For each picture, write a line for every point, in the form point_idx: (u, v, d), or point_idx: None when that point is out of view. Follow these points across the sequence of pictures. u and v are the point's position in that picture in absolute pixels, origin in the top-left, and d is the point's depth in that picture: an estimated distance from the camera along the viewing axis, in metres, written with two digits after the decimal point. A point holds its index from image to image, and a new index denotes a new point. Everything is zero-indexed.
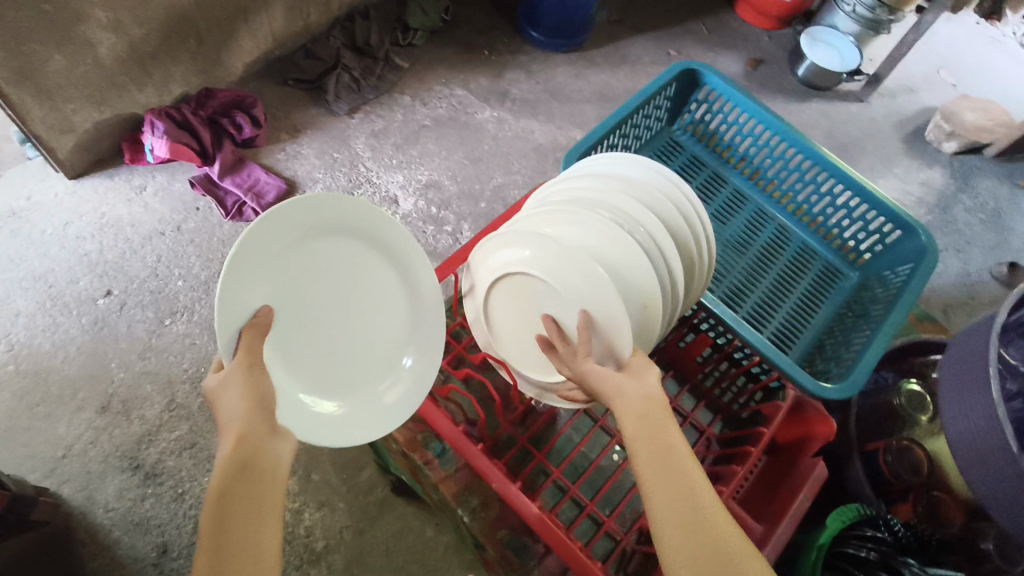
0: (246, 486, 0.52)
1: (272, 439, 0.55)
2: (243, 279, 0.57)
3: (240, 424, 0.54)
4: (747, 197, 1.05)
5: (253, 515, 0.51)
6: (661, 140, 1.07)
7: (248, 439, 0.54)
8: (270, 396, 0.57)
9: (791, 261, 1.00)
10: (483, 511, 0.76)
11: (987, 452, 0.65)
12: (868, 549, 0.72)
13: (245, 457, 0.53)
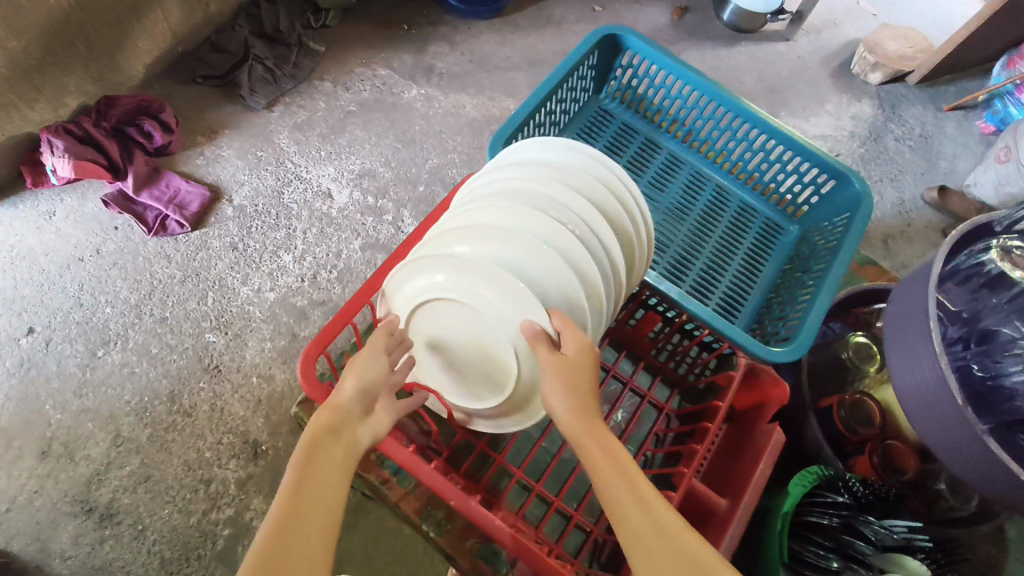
0: (327, 447, 0.57)
1: (360, 422, 0.60)
2: (400, 281, 0.71)
3: (339, 398, 0.61)
4: (682, 160, 1.03)
5: (331, 474, 0.56)
6: (589, 111, 1.04)
7: (340, 410, 0.60)
8: (366, 375, 0.62)
9: (732, 222, 0.98)
10: (448, 524, 0.76)
11: (935, 405, 0.66)
12: (831, 517, 0.74)
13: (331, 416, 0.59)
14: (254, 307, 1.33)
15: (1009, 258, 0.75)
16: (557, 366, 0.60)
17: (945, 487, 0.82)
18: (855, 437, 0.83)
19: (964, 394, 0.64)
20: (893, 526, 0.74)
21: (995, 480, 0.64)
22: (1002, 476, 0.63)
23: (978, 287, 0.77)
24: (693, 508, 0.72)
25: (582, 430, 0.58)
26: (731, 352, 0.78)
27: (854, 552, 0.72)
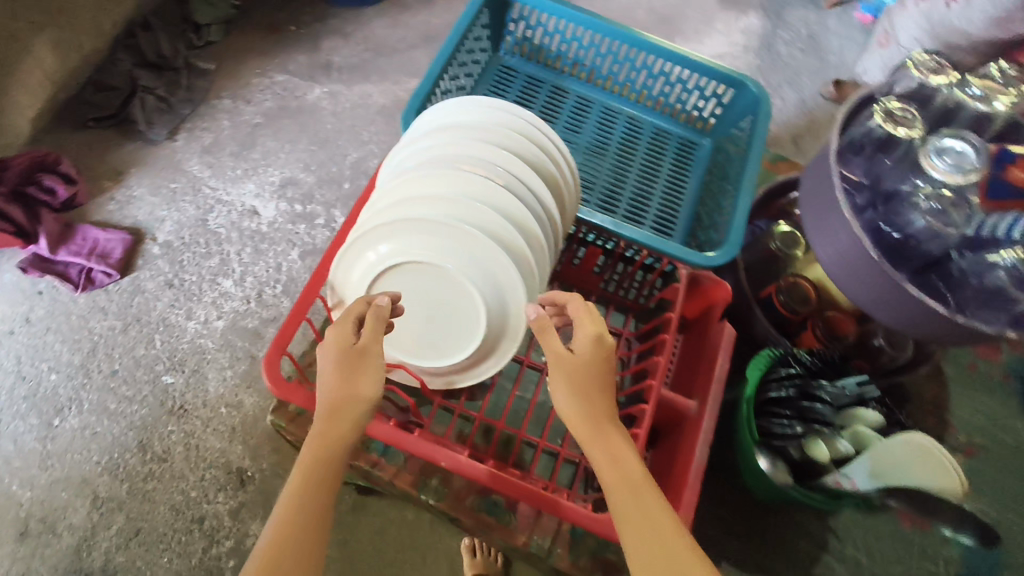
0: (325, 466, 0.57)
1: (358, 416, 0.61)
2: (347, 266, 0.73)
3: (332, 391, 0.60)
4: (591, 100, 1.06)
5: (326, 491, 0.56)
6: (492, 71, 1.05)
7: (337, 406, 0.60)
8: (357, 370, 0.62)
9: (649, 147, 1.03)
10: (447, 488, 0.78)
11: (857, 266, 0.72)
12: (787, 387, 0.80)
13: (325, 436, 0.58)
14: (206, 338, 1.31)
15: (892, 120, 0.79)
16: (566, 367, 0.59)
17: (882, 340, 0.89)
18: (795, 316, 0.90)
19: (878, 249, 0.70)
20: (844, 384, 0.80)
21: (919, 320, 0.71)
22: (923, 315, 0.69)
23: (872, 151, 0.82)
24: (668, 415, 0.77)
25: (588, 432, 0.57)
26: (672, 267, 0.82)
27: (814, 415, 0.78)
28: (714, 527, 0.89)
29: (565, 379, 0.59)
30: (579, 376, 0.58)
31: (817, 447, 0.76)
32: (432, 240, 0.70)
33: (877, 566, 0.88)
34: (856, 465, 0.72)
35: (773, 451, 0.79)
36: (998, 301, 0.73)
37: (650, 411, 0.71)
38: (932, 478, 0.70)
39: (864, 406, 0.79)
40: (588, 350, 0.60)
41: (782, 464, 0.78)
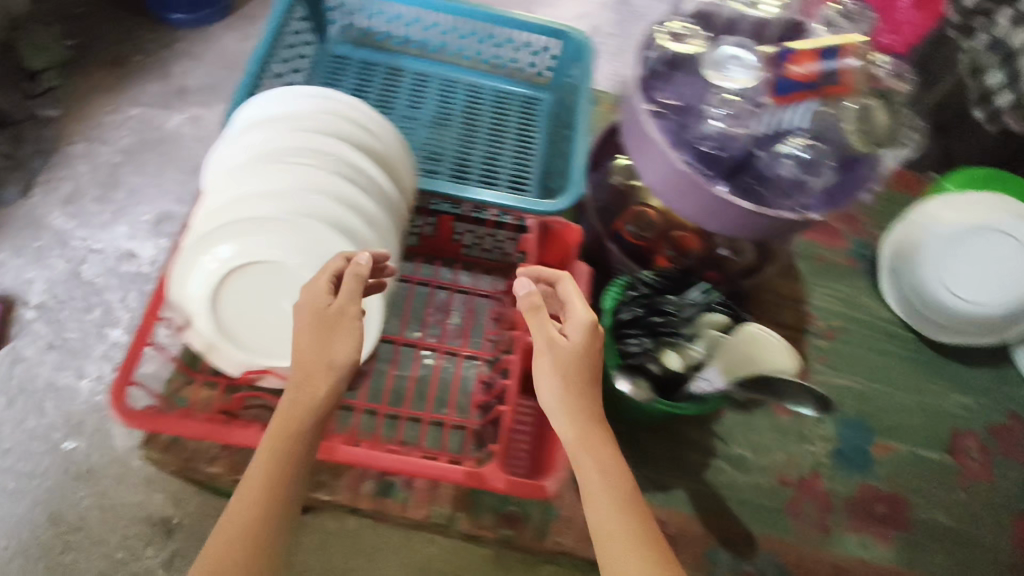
0: (298, 444, 0.54)
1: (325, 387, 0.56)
2: (183, 281, 0.68)
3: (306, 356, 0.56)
4: (429, 74, 1.05)
5: (298, 470, 0.54)
6: (323, 62, 1.03)
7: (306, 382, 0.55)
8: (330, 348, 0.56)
9: (494, 111, 1.03)
10: (337, 482, 0.74)
11: (670, 182, 0.68)
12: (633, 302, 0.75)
13: (299, 410, 0.55)
14: None
15: (675, 39, 0.72)
16: (561, 378, 0.57)
17: (726, 249, 0.85)
18: (640, 240, 0.85)
19: (685, 162, 0.67)
20: (688, 293, 0.75)
21: (737, 224, 0.68)
22: (737, 217, 0.67)
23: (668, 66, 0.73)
24: None
25: (589, 451, 0.55)
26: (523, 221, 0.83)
27: (661, 328, 0.73)
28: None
29: (561, 379, 0.57)
30: (574, 377, 0.57)
31: (673, 357, 0.71)
32: (272, 237, 0.67)
33: (761, 456, 0.83)
34: (710, 365, 0.71)
35: (631, 369, 0.72)
36: (790, 191, 0.68)
37: (519, 363, 0.72)
38: (770, 360, 0.71)
39: (710, 310, 0.74)
40: (584, 342, 0.58)
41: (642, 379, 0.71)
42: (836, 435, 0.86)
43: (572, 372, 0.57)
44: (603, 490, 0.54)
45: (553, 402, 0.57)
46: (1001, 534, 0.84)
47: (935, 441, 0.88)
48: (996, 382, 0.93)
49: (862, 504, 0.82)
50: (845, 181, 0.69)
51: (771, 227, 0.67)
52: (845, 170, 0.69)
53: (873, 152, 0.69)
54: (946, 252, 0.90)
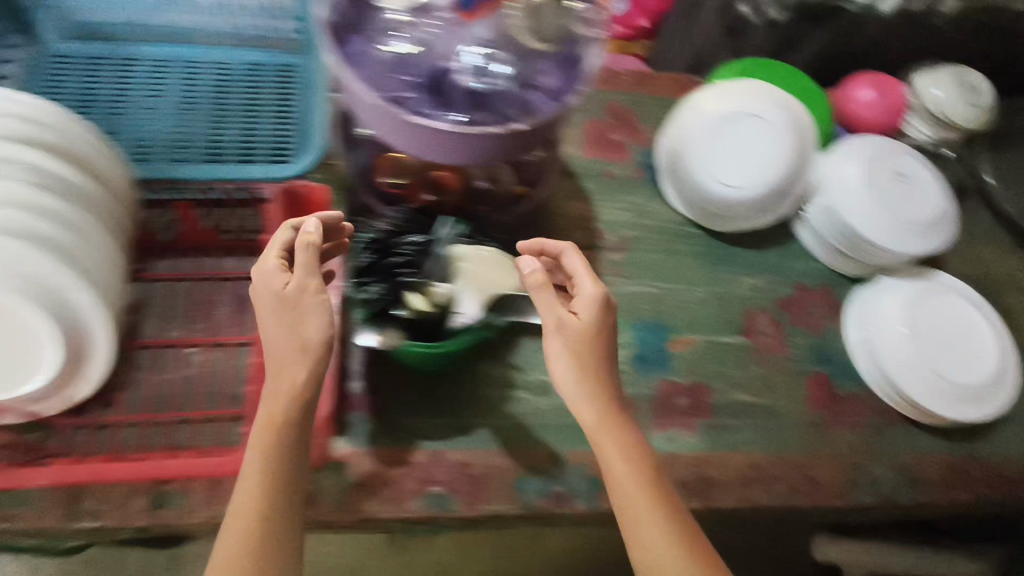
0: (286, 427, 0.58)
1: (295, 366, 0.58)
2: None
3: (270, 329, 0.59)
4: (168, 55, 0.96)
5: (288, 451, 0.58)
6: (41, 62, 0.92)
7: (277, 361, 0.58)
8: (302, 335, 0.58)
9: (248, 82, 0.96)
10: (103, 508, 0.66)
11: (380, 121, 0.65)
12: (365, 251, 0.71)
13: (282, 391, 0.58)
14: None
15: None
16: (580, 358, 0.64)
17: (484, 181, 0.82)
18: (404, 189, 0.81)
19: (381, 97, 0.63)
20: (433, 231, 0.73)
21: (461, 150, 0.65)
22: (457, 143, 0.64)
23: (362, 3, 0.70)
24: None
25: (599, 415, 0.64)
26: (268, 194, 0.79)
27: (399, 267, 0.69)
28: (389, 401, 0.78)
29: (569, 352, 0.65)
30: (584, 352, 0.64)
31: (422, 293, 0.67)
32: None
33: None
34: (461, 293, 0.68)
35: (382, 320, 0.66)
36: (518, 104, 0.67)
37: None
38: (502, 280, 0.72)
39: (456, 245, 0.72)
40: (593, 319, 0.65)
41: (394, 328, 0.66)
42: (631, 341, 0.87)
43: (583, 357, 0.65)
44: (615, 439, 0.63)
45: (567, 369, 0.65)
46: (795, 398, 0.88)
47: (727, 326, 0.91)
48: (777, 258, 0.98)
49: (662, 401, 0.84)
50: (566, 80, 0.68)
51: (508, 143, 0.65)
52: (559, 64, 0.69)
53: (571, 32, 0.69)
54: (710, 145, 0.91)
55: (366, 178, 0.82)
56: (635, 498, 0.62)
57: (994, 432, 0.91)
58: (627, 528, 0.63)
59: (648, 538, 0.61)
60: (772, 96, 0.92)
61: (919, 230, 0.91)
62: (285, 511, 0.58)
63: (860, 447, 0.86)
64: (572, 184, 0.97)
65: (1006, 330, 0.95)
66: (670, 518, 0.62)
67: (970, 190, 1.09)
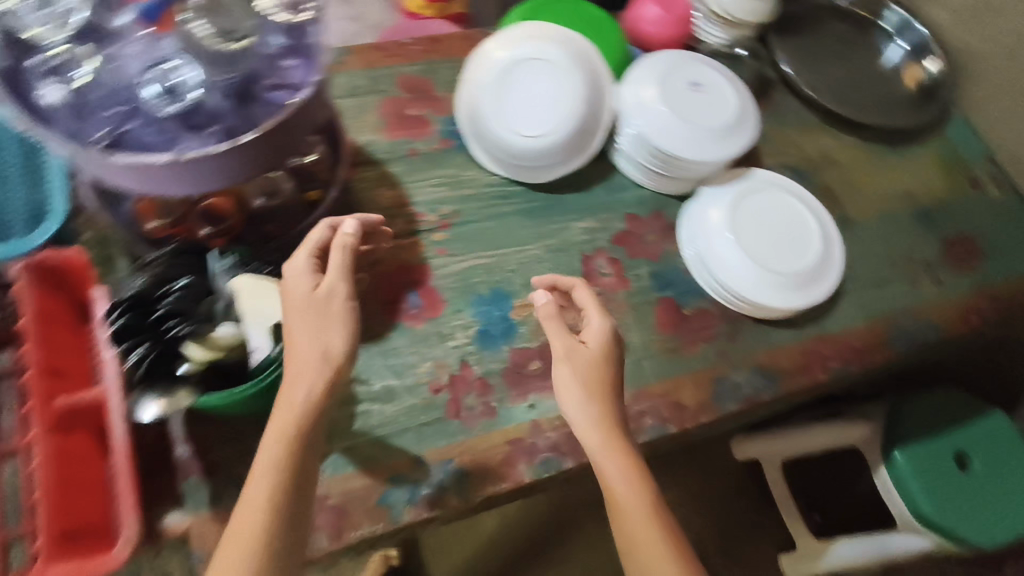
0: (309, 420, 0.58)
1: (324, 373, 0.59)
2: None
3: (296, 334, 0.60)
4: None
5: (304, 458, 0.57)
6: None
7: (303, 371, 0.59)
8: (329, 344, 0.60)
9: None
10: None
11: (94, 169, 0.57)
12: (117, 315, 0.61)
13: (310, 382, 0.59)
14: None
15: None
16: (583, 386, 0.70)
17: (263, 198, 0.75)
18: (178, 229, 0.72)
19: (79, 143, 0.55)
20: (211, 271, 0.66)
21: (198, 176, 0.58)
22: (188, 171, 0.57)
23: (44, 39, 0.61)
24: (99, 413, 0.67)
25: (603, 440, 0.68)
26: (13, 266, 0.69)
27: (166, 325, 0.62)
28: (223, 456, 0.71)
29: (577, 379, 0.70)
30: (593, 383, 0.71)
31: (207, 345, 0.62)
32: None
33: (404, 378, 0.79)
34: (246, 331, 0.64)
35: (173, 383, 0.62)
36: (259, 106, 0.61)
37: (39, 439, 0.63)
38: None
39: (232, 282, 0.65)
40: (601, 349, 0.72)
41: (186, 387, 0.62)
42: (472, 319, 0.85)
43: (589, 375, 0.70)
44: (619, 457, 0.66)
45: (570, 393, 0.70)
46: (644, 328, 0.88)
47: (567, 277, 0.90)
48: (604, 196, 0.97)
49: (513, 370, 0.83)
50: (301, 68, 0.62)
51: (259, 151, 0.58)
52: (294, 54, 0.63)
53: (292, 21, 0.63)
54: (501, 100, 0.89)
55: (133, 227, 0.73)
56: (618, 491, 0.65)
57: (835, 308, 0.96)
58: (621, 536, 0.65)
59: (641, 545, 0.63)
60: (552, 35, 0.90)
61: (720, 133, 0.93)
62: (289, 510, 0.55)
63: (716, 360, 0.88)
64: (377, 171, 0.93)
65: (825, 211, 0.99)
66: (660, 521, 0.64)
67: (767, 85, 1.14)
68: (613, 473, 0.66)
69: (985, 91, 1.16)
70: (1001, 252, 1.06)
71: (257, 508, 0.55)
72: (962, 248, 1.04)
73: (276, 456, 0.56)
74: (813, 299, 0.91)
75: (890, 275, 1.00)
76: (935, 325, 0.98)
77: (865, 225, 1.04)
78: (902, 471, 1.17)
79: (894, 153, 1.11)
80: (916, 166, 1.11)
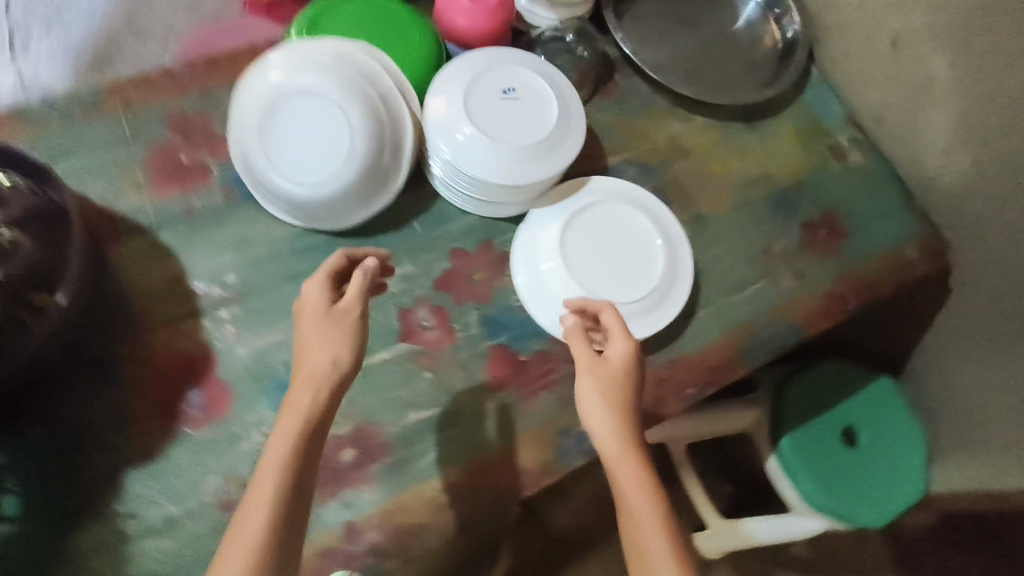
0: (314, 425, 0.60)
1: (332, 377, 0.62)
2: None
3: (310, 339, 0.64)
4: None
5: (303, 458, 0.58)
6: None
7: (320, 374, 0.62)
8: (338, 353, 0.63)
9: None
10: None
11: None
12: None
13: (316, 383, 0.61)
14: None
15: None
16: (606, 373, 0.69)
17: None
18: None
19: None
20: None
21: None
22: None
23: None
24: None
25: (622, 448, 0.65)
26: None
27: None
28: None
29: (597, 386, 0.68)
30: (611, 387, 0.68)
31: None
32: None
33: (184, 504, 0.70)
34: None
35: None
36: None
37: None
38: None
39: None
40: (621, 364, 0.70)
41: None
42: (268, 412, 0.75)
43: (609, 382, 0.69)
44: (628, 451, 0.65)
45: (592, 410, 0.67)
46: (474, 387, 0.79)
47: (382, 339, 0.79)
48: (422, 231, 0.85)
49: (323, 465, 0.73)
50: None
51: None
52: None
53: None
54: (268, 143, 0.74)
55: None
56: (627, 492, 0.62)
57: (687, 325, 0.88)
58: (629, 537, 0.61)
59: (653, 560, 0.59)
60: (322, 58, 0.75)
61: (534, 152, 0.81)
62: (280, 508, 0.55)
63: (557, 410, 0.80)
64: (143, 244, 0.79)
65: (678, 222, 0.88)
66: (672, 539, 0.60)
67: (607, 66, 1.00)
68: (627, 476, 0.63)
69: (845, 46, 1.06)
70: (865, 229, 0.99)
71: (251, 508, 0.55)
72: (823, 231, 0.97)
73: (281, 452, 0.57)
74: (651, 328, 0.83)
75: (747, 276, 0.92)
76: (796, 325, 0.91)
77: (720, 220, 0.95)
78: (790, 460, 1.13)
79: (749, 131, 1.02)
80: (772, 142, 1.02)
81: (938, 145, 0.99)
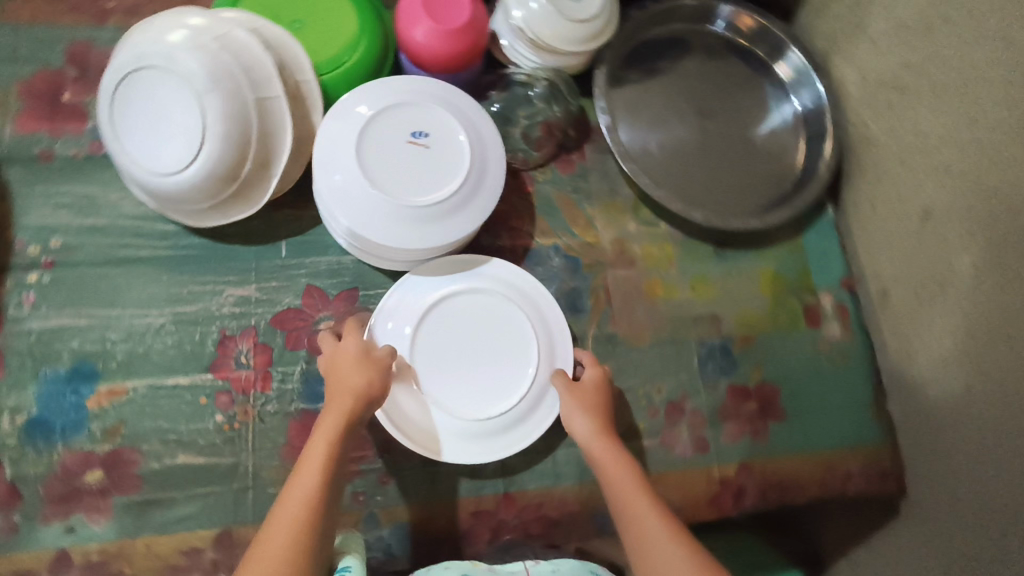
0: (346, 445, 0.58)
1: (367, 392, 0.62)
2: None
3: (347, 364, 0.63)
4: None
5: (342, 444, 0.58)
6: None
7: (353, 390, 0.61)
8: (374, 374, 0.63)
9: None
10: None
11: None
12: None
13: (346, 398, 0.61)
14: None
15: None
16: (574, 396, 0.70)
17: None
18: None
19: None
20: None
21: None
22: None
23: None
24: None
25: (604, 451, 0.66)
26: None
27: None
28: None
29: (575, 402, 0.70)
30: (590, 405, 0.70)
31: None
32: None
33: None
34: None
35: None
36: None
37: None
38: None
39: None
40: (593, 381, 0.72)
41: None
42: (30, 402, 0.66)
43: (583, 399, 0.70)
44: (609, 448, 0.66)
45: (573, 414, 0.69)
46: (265, 450, 0.69)
47: (189, 362, 0.70)
48: (285, 256, 0.75)
49: (62, 481, 0.64)
50: None
51: None
52: None
53: None
54: (116, 114, 0.64)
55: None
56: (621, 492, 0.62)
57: (540, 461, 0.75)
58: (639, 557, 0.58)
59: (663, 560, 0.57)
60: (205, 40, 0.64)
61: (419, 217, 0.69)
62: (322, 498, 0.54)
63: (348, 507, 0.70)
64: None
65: (568, 353, 0.75)
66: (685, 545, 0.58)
67: (582, 134, 0.86)
68: (619, 478, 0.63)
69: (872, 197, 0.87)
70: (806, 417, 0.82)
71: (291, 501, 0.54)
72: (753, 404, 0.81)
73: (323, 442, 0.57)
74: (480, 459, 0.70)
75: (638, 426, 0.78)
76: (671, 503, 0.77)
77: (638, 351, 0.80)
78: None
79: (714, 258, 0.86)
80: (738, 280, 0.85)
81: (935, 352, 0.79)
